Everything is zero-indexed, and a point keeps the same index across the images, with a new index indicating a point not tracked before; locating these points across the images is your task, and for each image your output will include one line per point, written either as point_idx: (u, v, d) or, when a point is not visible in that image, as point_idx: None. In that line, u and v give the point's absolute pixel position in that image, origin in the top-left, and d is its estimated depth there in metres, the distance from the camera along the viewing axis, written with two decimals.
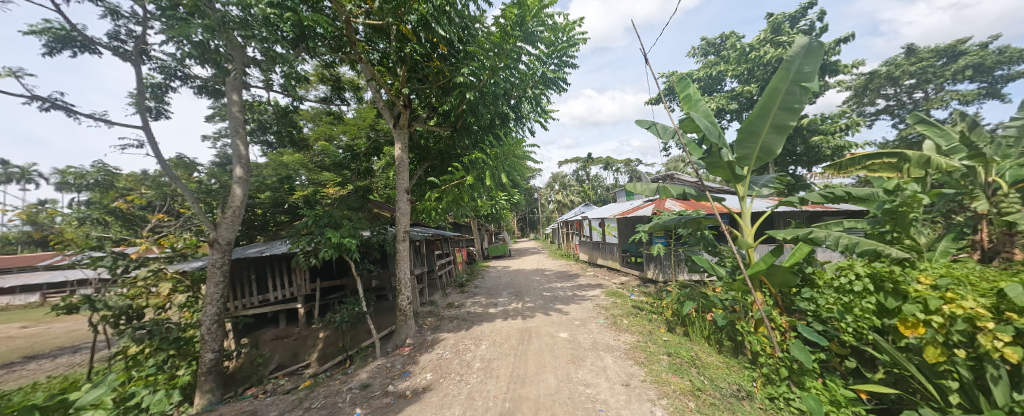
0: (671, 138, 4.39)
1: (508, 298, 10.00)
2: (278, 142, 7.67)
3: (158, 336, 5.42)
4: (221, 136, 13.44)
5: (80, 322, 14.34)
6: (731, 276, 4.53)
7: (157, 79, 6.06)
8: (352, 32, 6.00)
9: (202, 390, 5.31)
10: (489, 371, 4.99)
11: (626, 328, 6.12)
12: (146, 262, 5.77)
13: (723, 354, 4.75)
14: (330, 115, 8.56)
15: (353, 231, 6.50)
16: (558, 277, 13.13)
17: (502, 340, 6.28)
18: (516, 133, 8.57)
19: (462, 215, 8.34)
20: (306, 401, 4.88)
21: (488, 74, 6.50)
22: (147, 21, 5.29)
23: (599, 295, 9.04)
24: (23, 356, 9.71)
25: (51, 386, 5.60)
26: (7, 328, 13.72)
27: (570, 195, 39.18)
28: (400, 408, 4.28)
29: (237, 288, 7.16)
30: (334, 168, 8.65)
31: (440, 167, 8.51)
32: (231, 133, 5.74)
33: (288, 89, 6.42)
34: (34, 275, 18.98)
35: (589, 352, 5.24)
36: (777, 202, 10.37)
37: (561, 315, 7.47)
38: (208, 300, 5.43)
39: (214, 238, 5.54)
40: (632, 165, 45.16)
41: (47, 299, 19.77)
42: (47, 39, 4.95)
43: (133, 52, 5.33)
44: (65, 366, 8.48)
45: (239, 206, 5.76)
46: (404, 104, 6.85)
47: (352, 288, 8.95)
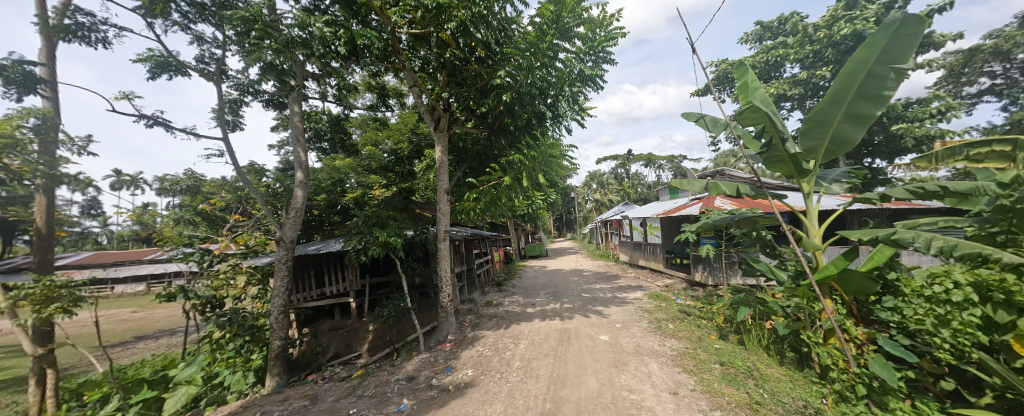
0: (722, 131, 4.07)
1: (545, 298, 9.96)
2: (332, 148, 8.31)
3: (237, 323, 6.13)
4: (284, 144, 14.83)
5: (174, 309, 16.64)
6: (795, 281, 4.12)
7: (234, 96, 6.84)
8: (397, 41, 6.34)
9: (271, 373, 5.85)
10: (529, 370, 5.00)
11: (672, 333, 5.82)
12: (227, 257, 6.53)
13: (785, 366, 4.32)
14: (376, 121, 9.09)
15: (398, 231, 6.84)
16: (597, 278, 12.83)
17: (541, 340, 6.26)
18: (553, 133, 8.51)
19: (500, 215, 8.47)
20: (358, 388, 5.23)
21: (524, 74, 6.52)
22: (226, 44, 5.99)
23: (641, 298, 8.69)
24: (134, 336, 11.49)
25: (155, 363, 6.53)
26: (121, 312, 16.32)
27: (609, 193, 38.06)
28: (444, 401, 4.43)
29: (299, 282, 7.84)
30: (381, 171, 9.19)
31: (478, 168, 8.69)
32: (293, 141, 6.32)
33: (341, 99, 6.93)
34: (140, 267, 22.42)
35: (632, 356, 5.06)
36: (850, 200, 9.25)
37: (601, 318, 7.28)
38: (275, 292, 6.01)
39: (281, 236, 6.12)
40: (676, 162, 42.86)
41: (151, 289, 23.18)
42: (150, 65, 5.79)
43: (215, 72, 6.07)
44: (164, 346, 9.89)
45: (300, 208, 6.29)
46: (444, 108, 7.14)
47: (397, 284, 9.45)
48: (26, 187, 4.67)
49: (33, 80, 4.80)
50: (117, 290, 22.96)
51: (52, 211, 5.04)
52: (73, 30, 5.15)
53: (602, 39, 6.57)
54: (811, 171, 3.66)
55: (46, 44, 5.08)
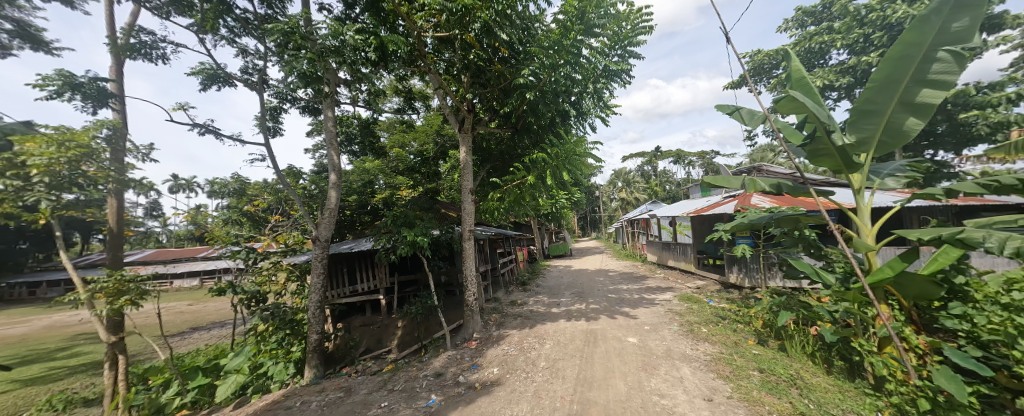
0: (761, 124, 3.84)
1: (571, 298, 9.85)
2: (362, 151, 8.65)
3: (279, 317, 6.54)
4: (319, 148, 15.61)
5: (223, 303, 18.00)
6: (843, 284, 3.82)
7: (274, 103, 7.27)
8: (423, 45, 6.47)
9: (309, 365, 6.15)
10: (555, 370, 4.97)
11: (706, 337, 5.56)
12: (269, 255, 6.97)
13: (833, 376, 4.01)
14: (403, 124, 9.35)
15: (425, 230, 7.00)
16: (623, 278, 12.51)
17: (567, 341, 6.20)
18: (577, 131, 8.38)
19: (524, 214, 8.47)
20: (389, 383, 5.42)
21: (548, 73, 6.47)
22: (267, 55, 6.39)
23: (671, 299, 8.39)
24: (191, 327, 12.54)
25: (207, 352, 7.09)
26: (178, 305, 17.85)
27: (637, 192, 37.02)
28: (470, 398, 4.50)
29: (334, 279, 8.22)
30: (408, 172, 9.44)
31: (502, 168, 8.75)
32: (327, 145, 6.63)
33: (370, 103, 7.18)
34: (193, 264, 24.41)
35: (663, 360, 4.89)
36: (909, 196, 8.45)
37: (629, 319, 7.10)
38: (312, 288, 6.32)
39: (316, 235, 6.44)
40: (708, 158, 41.06)
41: (203, 284, 25.25)
42: (202, 77, 6.28)
43: (258, 82, 6.49)
44: (215, 337, 10.71)
45: (334, 208, 6.57)
46: (468, 108, 7.26)
47: (424, 282, 9.69)
48: (101, 191, 5.21)
49: (106, 94, 5.34)
50: (176, 285, 25.15)
51: (121, 213, 5.59)
52: (137, 48, 5.69)
53: (628, 33, 6.39)
54: (863, 164, 3.34)
55: (115, 61, 5.65)
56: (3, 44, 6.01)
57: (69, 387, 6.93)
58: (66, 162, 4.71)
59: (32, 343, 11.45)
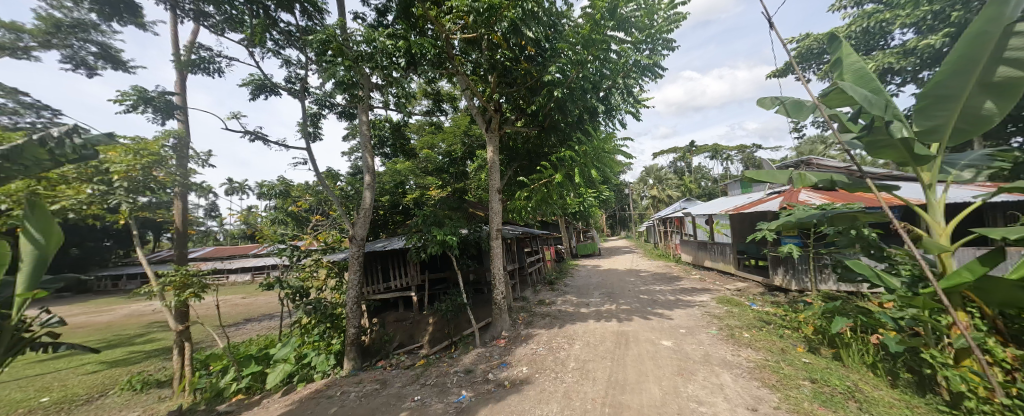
0: (810, 115, 3.54)
1: (600, 299, 9.65)
2: (394, 153, 8.97)
3: (320, 311, 6.93)
4: (354, 151, 16.38)
5: (270, 296, 19.41)
6: (911, 289, 3.44)
7: (314, 110, 7.71)
8: (450, 48, 6.59)
9: (348, 357, 6.45)
10: (585, 372, 4.90)
11: (748, 343, 5.23)
12: (311, 252, 7.42)
13: (899, 390, 3.63)
14: (432, 125, 9.59)
15: (453, 229, 7.15)
16: (655, 278, 12.09)
17: (597, 342, 6.08)
18: (606, 128, 8.20)
19: (551, 213, 8.41)
20: (421, 377, 5.59)
21: (576, 69, 6.39)
22: (307, 65, 6.79)
23: (708, 302, 7.99)
24: (244, 318, 13.66)
25: (258, 342, 7.66)
26: (233, 298, 19.47)
27: (670, 189, 35.59)
28: (500, 396, 4.53)
29: (369, 276, 8.64)
30: (437, 173, 9.69)
31: (529, 167, 8.80)
32: (362, 148, 6.93)
33: (401, 107, 7.43)
34: (245, 260, 26.52)
35: (700, 365, 4.67)
36: (991, 190, 7.49)
37: (663, 321, 6.85)
38: (349, 284, 6.62)
39: (353, 234, 6.76)
40: (748, 152, 38.73)
41: (254, 278, 27.39)
42: (252, 88, 6.79)
43: (300, 90, 6.92)
44: (265, 328, 11.58)
45: (369, 208, 6.85)
46: (495, 108, 7.33)
47: (454, 280, 9.90)
48: (168, 194, 5.77)
49: (171, 106, 5.92)
50: (231, 280, 27.45)
51: (186, 213, 6.17)
52: (197, 64, 6.25)
53: (661, 24, 6.14)
54: (933, 157, 2.96)
55: (179, 76, 6.26)
56: (90, 65, 6.84)
57: (145, 370, 7.77)
58: (140, 168, 5.26)
59: (115, 329, 12.96)
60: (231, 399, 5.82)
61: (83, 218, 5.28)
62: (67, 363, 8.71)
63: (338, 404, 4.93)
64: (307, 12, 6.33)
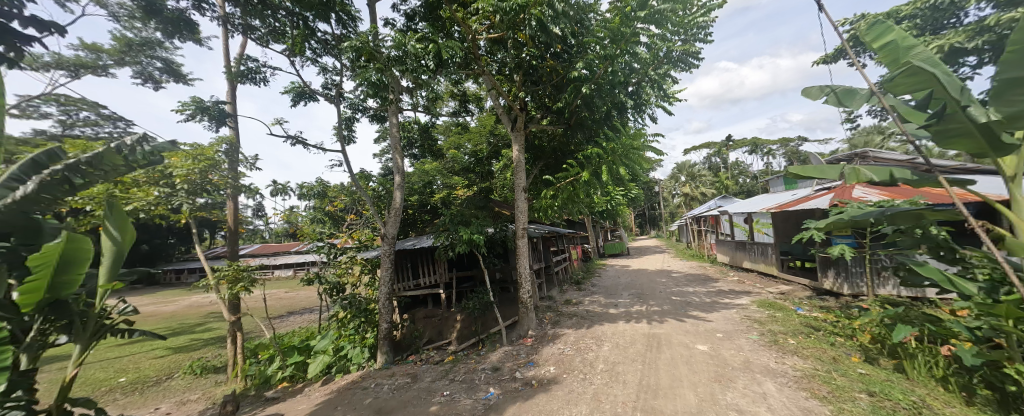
0: (866, 104, 3.25)
1: (629, 299, 9.41)
2: (422, 154, 9.21)
3: (355, 306, 7.23)
4: (385, 152, 16.99)
5: (309, 291, 20.60)
6: (991, 296, 3.05)
7: (348, 114, 8.06)
8: (477, 48, 6.67)
9: (381, 351, 6.70)
10: (615, 374, 4.79)
11: (794, 350, 4.89)
12: (346, 250, 7.79)
13: (975, 408, 3.25)
14: (459, 126, 9.75)
15: (480, 229, 7.24)
16: (688, 280, 11.61)
17: (627, 344, 5.93)
18: (635, 123, 7.98)
19: (578, 212, 8.29)
20: (450, 373, 5.72)
21: (605, 64, 6.24)
22: (342, 71, 7.12)
23: (747, 305, 7.56)
24: (287, 311, 14.59)
25: (300, 334, 8.15)
26: (276, 292, 20.86)
27: (703, 186, 34.00)
28: (528, 395, 4.53)
29: (400, 273, 8.89)
30: (463, 173, 9.83)
31: (555, 164, 8.74)
32: (392, 150, 7.16)
33: (429, 108, 7.61)
34: (287, 257, 28.32)
35: (740, 372, 4.43)
36: None
37: (697, 324, 6.56)
38: (381, 281, 6.85)
39: (385, 233, 6.99)
40: (791, 145, 36.26)
41: (295, 274, 29.21)
42: (293, 95, 7.21)
43: (335, 96, 7.27)
44: (306, 321, 12.31)
45: (399, 208, 7.04)
46: (521, 107, 7.33)
47: (480, 279, 10.02)
48: (221, 195, 6.27)
49: (223, 114, 6.41)
50: (275, 275, 29.45)
51: (236, 213, 6.68)
52: (245, 74, 6.73)
53: (694, 14, 5.87)
54: (1016, 146, 2.59)
55: (231, 87, 6.78)
56: (156, 79, 7.59)
57: (204, 356, 8.52)
58: (198, 171, 5.75)
59: (178, 318, 14.28)
60: (277, 386, 6.26)
61: (151, 217, 5.84)
62: (139, 347, 9.71)
63: (372, 396, 5.14)
64: (342, 21, 6.62)
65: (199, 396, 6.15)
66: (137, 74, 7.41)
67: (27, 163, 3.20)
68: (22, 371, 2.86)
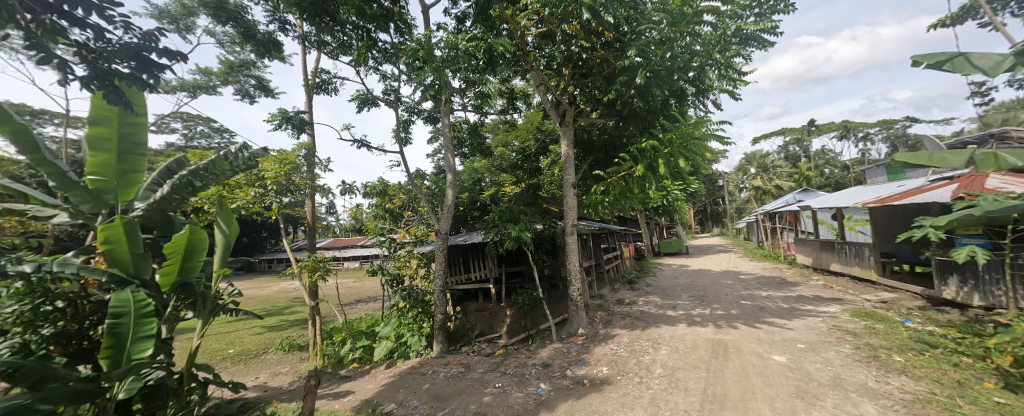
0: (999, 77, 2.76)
1: (690, 301, 8.78)
2: (472, 152, 9.46)
3: (413, 296, 7.69)
4: (438, 152, 17.76)
5: (374, 282, 22.48)
6: None
7: (405, 117, 8.57)
8: (526, 44, 6.69)
9: (436, 340, 7.05)
10: (674, 380, 4.53)
11: (901, 369, 4.17)
12: (405, 244, 8.32)
13: None
14: (508, 124, 9.83)
15: (528, 225, 7.27)
16: (760, 282, 10.49)
17: (688, 349, 5.55)
18: (696, 112, 7.38)
19: (631, 208, 7.92)
20: (502, 366, 5.86)
21: (661, 50, 5.85)
22: (399, 77, 7.57)
23: (835, 314, 6.62)
24: (355, 299, 16.08)
25: (366, 320, 8.93)
26: (346, 281, 23.11)
27: (778, 178, 30.34)
28: (580, 394, 4.47)
29: (452, 267, 9.25)
30: (512, 169, 9.88)
31: (605, 159, 8.43)
32: (444, 149, 7.45)
33: (479, 107, 7.78)
34: (355, 251, 31.13)
35: (827, 389, 3.90)
36: None
37: (771, 332, 5.90)
38: (436, 274, 7.18)
39: (439, 228, 7.32)
40: (893, 128, 30.76)
41: (362, 265, 32.09)
42: (358, 102, 7.85)
43: (394, 100, 7.78)
44: (371, 309, 13.44)
45: (451, 205, 7.29)
46: (569, 101, 7.19)
47: (529, 275, 10.07)
48: (301, 194, 7.06)
49: (303, 123, 7.19)
50: (345, 266, 32.58)
51: (313, 210, 7.48)
52: (319, 85, 7.47)
53: None
54: None
55: (308, 97, 7.60)
56: (251, 94, 8.81)
57: (290, 335, 9.76)
58: (283, 173, 6.53)
59: (270, 302, 16.51)
60: (349, 366, 6.97)
61: (249, 214, 6.80)
62: (241, 325, 11.41)
63: (430, 382, 5.46)
64: (400, 29, 7.05)
65: (288, 370, 7.05)
66: (237, 91, 8.69)
67: (164, 170, 4.10)
68: (162, 338, 3.52)
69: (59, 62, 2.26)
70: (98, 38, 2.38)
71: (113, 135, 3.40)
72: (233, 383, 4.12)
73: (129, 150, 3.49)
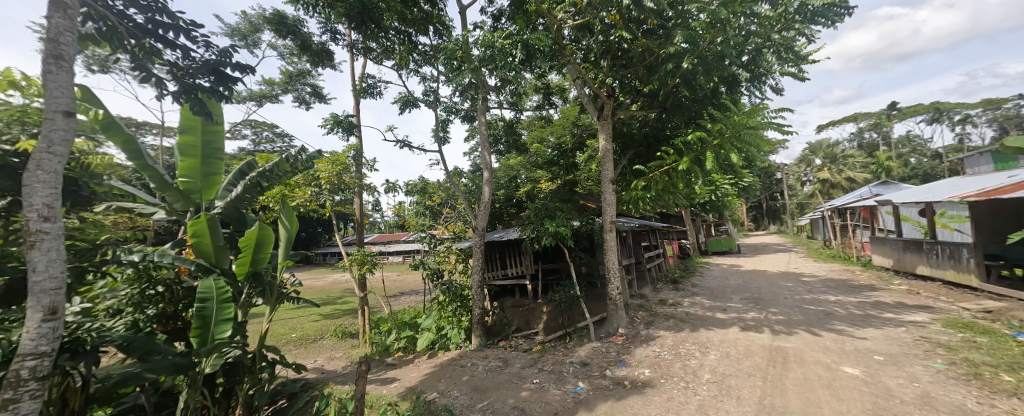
0: None
1: (743, 304, 8.16)
2: (507, 149, 9.50)
3: (452, 291, 7.91)
4: (475, 149, 18.09)
5: (416, 275, 23.51)
6: None
7: (444, 117, 8.80)
8: (563, 38, 6.57)
9: (474, 334, 7.21)
10: (725, 387, 4.25)
11: (1011, 391, 3.56)
12: (444, 240, 8.57)
13: None
14: (544, 120, 9.73)
15: (565, 222, 7.15)
16: (826, 286, 9.48)
17: (740, 355, 5.17)
18: (751, 99, 6.81)
19: (674, 204, 7.52)
20: (539, 362, 5.87)
21: (710, 34, 5.46)
22: (438, 78, 7.78)
23: (922, 324, 5.81)
24: (400, 291, 16.94)
25: (409, 312, 9.36)
26: (391, 275, 24.37)
27: (850, 170, 27.15)
28: (620, 395, 4.35)
29: (489, 263, 9.38)
30: (547, 166, 9.78)
31: (647, 153, 8.07)
32: (481, 147, 7.54)
33: (516, 104, 7.79)
34: (399, 246, 32.77)
35: (911, 408, 3.44)
36: None
37: (841, 342, 5.32)
38: (473, 270, 7.31)
39: (476, 225, 7.43)
40: (1000, 109, 26.20)
41: (405, 259, 33.74)
42: (401, 104, 8.19)
43: (433, 101, 8.02)
44: (413, 301, 14.08)
45: (488, 202, 7.37)
46: (608, 94, 6.96)
47: (567, 272, 9.94)
48: (350, 193, 7.53)
49: (351, 126, 7.64)
50: (389, 260, 34.42)
51: (361, 208, 7.95)
52: (366, 90, 7.90)
53: None
54: None
55: (357, 101, 8.08)
56: (306, 101, 9.54)
57: (342, 323, 10.52)
58: (335, 173, 7.01)
59: (325, 292, 17.89)
60: (394, 354, 7.38)
61: (307, 212, 7.38)
62: (300, 312, 12.51)
63: (469, 374, 5.61)
64: (439, 31, 7.23)
65: (341, 355, 7.62)
66: (295, 99, 9.47)
67: (237, 172, 4.55)
68: (239, 322, 3.93)
69: (156, 79, 2.61)
70: (184, 57, 2.71)
71: (197, 142, 3.86)
72: (297, 364, 4.51)
73: (209, 155, 3.93)
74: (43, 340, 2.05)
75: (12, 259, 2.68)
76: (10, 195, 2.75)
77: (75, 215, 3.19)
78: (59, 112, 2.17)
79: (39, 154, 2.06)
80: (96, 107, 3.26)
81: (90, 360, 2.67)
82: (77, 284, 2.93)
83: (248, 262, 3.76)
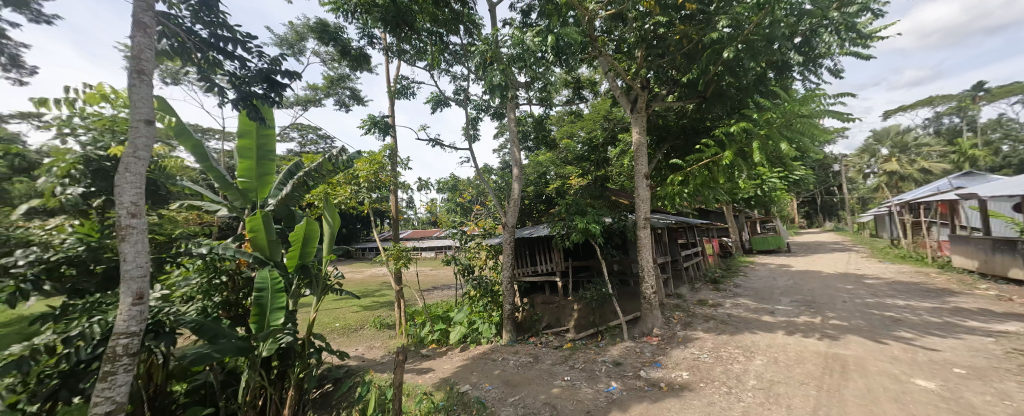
0: None
1: (794, 307, 7.57)
2: (536, 146, 9.44)
3: (483, 286, 8.01)
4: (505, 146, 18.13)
5: (448, 270, 24.06)
6: None
7: (474, 115, 8.91)
8: (594, 30, 6.39)
9: (504, 329, 7.26)
10: (772, 395, 3.98)
11: None
12: (475, 236, 8.70)
13: None
14: (574, 115, 9.56)
15: (596, 218, 6.98)
16: (893, 289, 8.55)
17: (790, 361, 4.81)
18: (805, 83, 6.27)
19: (715, 199, 7.10)
20: (570, 360, 5.82)
21: (757, 16, 5.07)
22: (468, 76, 7.87)
23: (1014, 335, 5.08)
24: (433, 286, 17.46)
25: (442, 306, 9.62)
26: (425, 270, 25.15)
27: (923, 160, 24.20)
28: (656, 397, 4.21)
29: (519, 260, 9.38)
30: (578, 162, 9.60)
31: (684, 146, 7.68)
32: (511, 144, 7.55)
33: (545, 100, 7.72)
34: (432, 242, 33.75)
35: None
36: None
37: (910, 351, 4.79)
38: (503, 266, 7.34)
39: (506, 221, 7.46)
40: None
41: (438, 254, 34.69)
42: (433, 103, 8.39)
43: (464, 99, 8.14)
44: (446, 296, 14.44)
45: (517, 198, 7.36)
46: (642, 86, 6.69)
47: (598, 269, 9.72)
48: (386, 191, 7.84)
49: (386, 126, 7.93)
50: (423, 255, 35.56)
51: (396, 205, 8.24)
52: (400, 91, 8.17)
53: None
54: None
55: (392, 102, 8.38)
56: (345, 103, 10.03)
57: (380, 314, 11.02)
58: (371, 172, 7.31)
59: (364, 284, 18.83)
60: (428, 346, 7.63)
61: (347, 208, 7.78)
62: (342, 303, 13.27)
63: (501, 368, 5.68)
64: (469, 30, 7.29)
65: (379, 345, 8.01)
66: (336, 102, 10.00)
67: (286, 171, 4.86)
68: (290, 310, 4.24)
69: (218, 89, 2.85)
70: (241, 67, 2.94)
71: (252, 144, 4.19)
72: (341, 351, 4.77)
73: (263, 156, 4.23)
74: (133, 321, 2.33)
75: (108, 250, 3.04)
76: (105, 194, 3.21)
77: (155, 212, 3.56)
78: (142, 120, 2.44)
79: (127, 158, 2.33)
80: (169, 114, 3.64)
81: (169, 339, 3.01)
82: (157, 273, 3.29)
83: (298, 255, 4.05)
